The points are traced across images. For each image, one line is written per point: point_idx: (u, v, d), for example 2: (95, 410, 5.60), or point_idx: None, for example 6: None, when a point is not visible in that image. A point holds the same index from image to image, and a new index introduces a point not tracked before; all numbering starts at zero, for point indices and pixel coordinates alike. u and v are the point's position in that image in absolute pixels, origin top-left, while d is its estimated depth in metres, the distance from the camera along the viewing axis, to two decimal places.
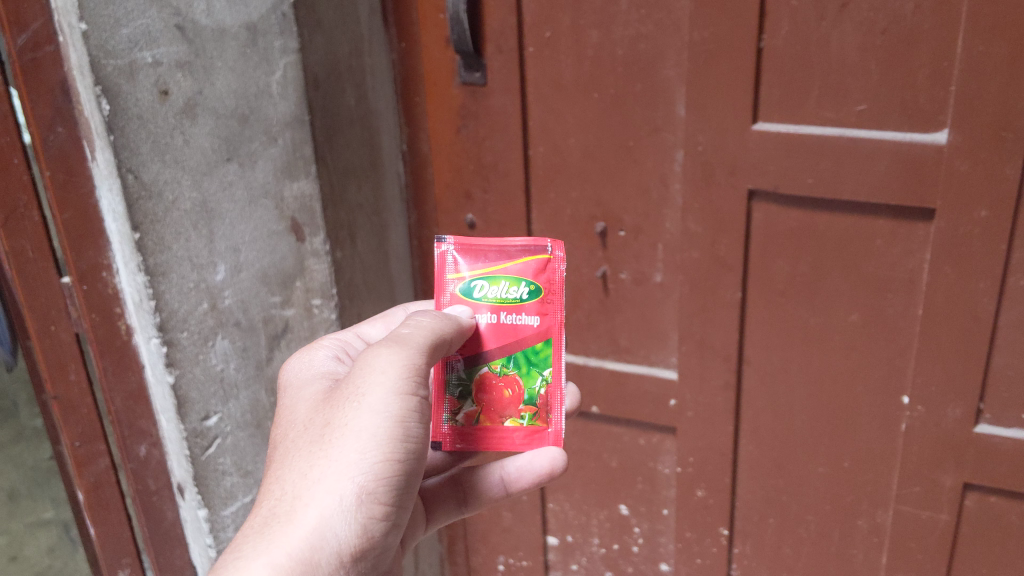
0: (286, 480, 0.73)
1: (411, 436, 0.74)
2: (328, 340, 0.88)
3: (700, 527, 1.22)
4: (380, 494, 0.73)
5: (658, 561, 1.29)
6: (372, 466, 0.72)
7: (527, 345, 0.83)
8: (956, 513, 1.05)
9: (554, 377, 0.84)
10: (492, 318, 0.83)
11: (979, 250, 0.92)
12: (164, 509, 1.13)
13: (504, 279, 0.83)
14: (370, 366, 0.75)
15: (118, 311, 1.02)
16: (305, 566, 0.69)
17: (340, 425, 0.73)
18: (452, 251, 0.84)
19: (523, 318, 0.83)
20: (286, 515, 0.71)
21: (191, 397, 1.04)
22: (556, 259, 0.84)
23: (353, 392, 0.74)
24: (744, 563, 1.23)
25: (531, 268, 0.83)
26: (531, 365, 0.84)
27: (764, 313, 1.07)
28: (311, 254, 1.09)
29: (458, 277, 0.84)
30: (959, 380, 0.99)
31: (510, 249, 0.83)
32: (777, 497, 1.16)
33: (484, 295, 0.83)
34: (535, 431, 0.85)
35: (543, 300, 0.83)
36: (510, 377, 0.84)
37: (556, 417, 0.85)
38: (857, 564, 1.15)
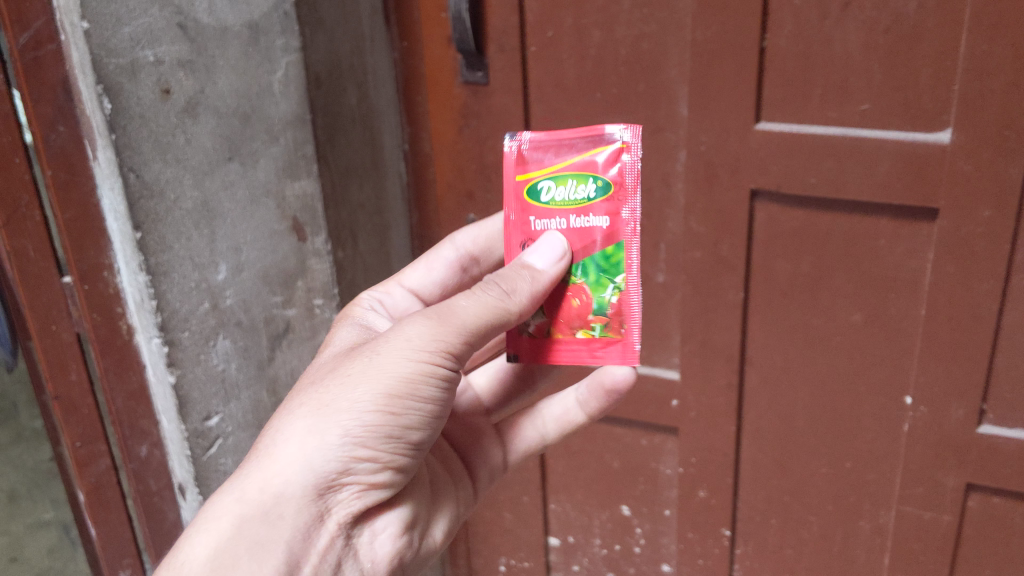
0: (275, 417, 0.71)
1: (414, 397, 0.69)
2: (364, 297, 0.86)
3: (702, 528, 1.22)
4: (370, 447, 0.69)
5: (659, 562, 1.29)
6: (364, 415, 0.68)
7: (597, 249, 0.76)
8: (958, 513, 1.05)
9: (627, 284, 0.77)
10: (564, 224, 0.77)
11: (981, 250, 0.92)
12: (164, 509, 1.13)
13: (571, 178, 0.77)
14: (400, 328, 0.71)
15: (119, 310, 1.01)
16: (274, 502, 0.67)
17: (345, 372, 0.70)
18: (524, 148, 0.79)
19: (592, 219, 0.76)
20: (265, 450, 0.69)
21: (192, 398, 1.03)
22: (628, 150, 0.76)
23: (371, 347, 0.71)
24: (746, 564, 1.22)
25: (603, 161, 0.76)
26: (602, 272, 0.77)
27: (766, 313, 1.07)
28: (313, 253, 1.09)
29: (524, 177, 0.78)
30: (962, 381, 0.99)
31: (573, 142, 0.77)
32: (779, 498, 1.16)
33: (551, 197, 0.77)
34: (609, 343, 0.78)
35: (613, 197, 0.76)
36: (577, 284, 0.77)
37: (630, 327, 0.78)
38: (859, 565, 1.15)
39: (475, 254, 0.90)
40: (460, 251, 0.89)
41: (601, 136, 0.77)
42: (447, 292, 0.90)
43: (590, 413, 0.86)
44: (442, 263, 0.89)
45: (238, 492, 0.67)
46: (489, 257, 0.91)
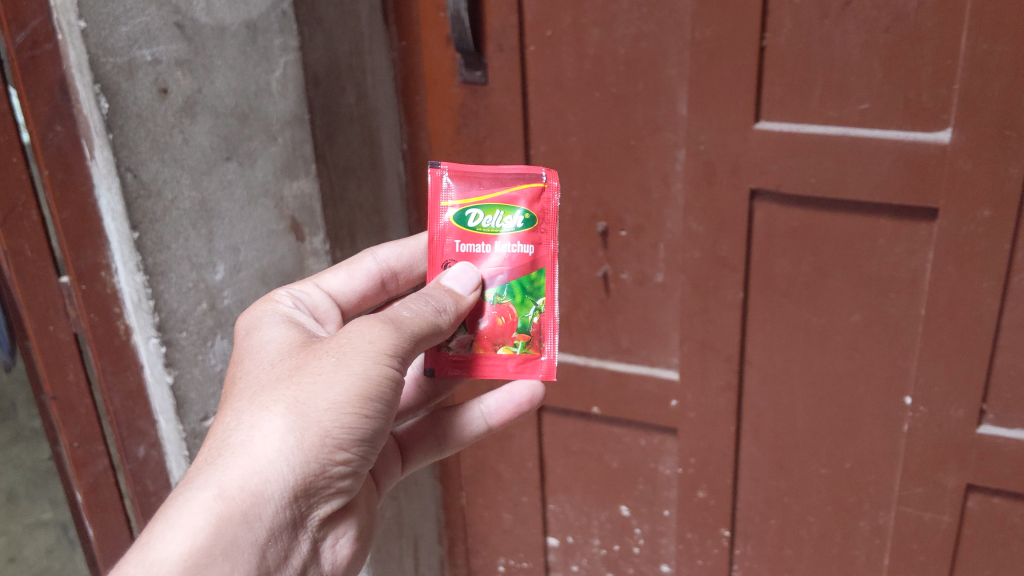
0: (244, 412, 0.72)
1: (379, 399, 0.74)
2: (284, 292, 0.86)
3: (701, 528, 1.22)
4: (340, 446, 0.73)
5: (658, 562, 1.29)
6: (338, 416, 0.72)
7: (520, 274, 0.85)
8: (958, 514, 1.05)
9: (547, 306, 0.87)
10: (488, 250, 0.86)
11: (981, 249, 0.92)
12: None
13: (499, 209, 0.86)
14: (358, 332, 0.75)
15: (116, 310, 1.01)
16: (254, 499, 0.69)
17: (314, 371, 0.73)
18: (446, 176, 0.86)
19: (517, 247, 0.85)
20: (241, 446, 0.70)
21: (190, 397, 1.03)
22: (551, 188, 0.86)
23: (335, 347, 0.75)
24: (746, 565, 1.22)
25: (526, 195, 0.86)
26: (525, 294, 0.86)
27: (766, 313, 1.06)
28: (311, 253, 1.08)
29: (450, 204, 0.86)
30: (961, 381, 0.98)
31: (504, 176, 0.86)
32: (779, 498, 1.15)
33: (478, 223, 0.86)
34: (528, 359, 0.87)
35: (536, 229, 0.86)
36: (503, 305, 0.86)
37: (549, 346, 0.87)
38: (859, 566, 1.14)
39: (395, 269, 0.93)
40: (381, 264, 0.92)
41: (527, 174, 0.85)
42: (363, 301, 0.91)
43: (491, 422, 0.92)
44: (363, 273, 0.91)
45: (218, 488, 0.69)
46: (407, 273, 0.94)
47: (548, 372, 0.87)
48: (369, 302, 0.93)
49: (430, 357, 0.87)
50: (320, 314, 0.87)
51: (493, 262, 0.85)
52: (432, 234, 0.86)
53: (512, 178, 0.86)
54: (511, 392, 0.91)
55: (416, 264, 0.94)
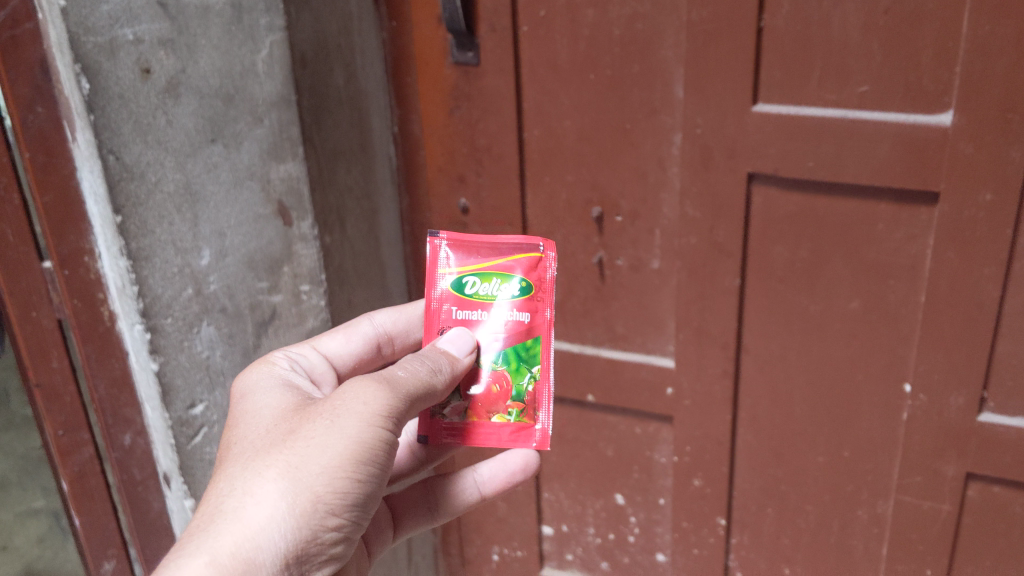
0: (237, 477, 0.71)
1: (373, 463, 0.73)
2: (281, 354, 0.85)
3: (697, 517, 1.20)
4: (332, 511, 0.71)
5: (654, 551, 1.27)
6: (330, 481, 0.71)
7: (516, 342, 0.86)
8: (958, 503, 1.03)
9: (542, 374, 0.87)
10: (484, 316, 0.86)
11: (982, 235, 0.90)
12: (149, 500, 1.10)
13: (496, 276, 0.86)
14: (352, 394, 0.74)
15: (100, 296, 0.99)
16: (246, 567, 0.68)
17: (307, 435, 0.72)
18: (445, 245, 0.87)
19: (514, 314, 0.86)
20: (233, 512, 0.69)
21: (176, 384, 1.01)
22: (548, 259, 0.87)
23: (328, 409, 0.74)
24: (742, 554, 1.20)
25: (523, 264, 0.86)
26: (521, 361, 0.86)
27: (764, 299, 1.04)
28: (299, 238, 1.05)
29: (449, 271, 0.87)
30: (962, 367, 0.97)
31: (502, 246, 0.87)
32: (776, 487, 1.14)
33: (475, 290, 0.86)
34: (522, 428, 0.87)
35: (532, 297, 0.86)
36: (498, 372, 0.86)
37: (543, 415, 0.87)
38: (856, 556, 1.13)
39: (391, 334, 0.93)
40: (378, 329, 0.92)
41: (524, 244, 0.86)
42: (359, 365, 0.91)
43: (484, 492, 0.91)
44: (360, 336, 0.90)
45: (209, 554, 0.67)
46: (403, 339, 0.93)
47: (542, 442, 0.87)
48: (365, 368, 0.92)
49: (424, 425, 0.86)
50: (316, 376, 0.86)
51: (489, 330, 0.86)
52: (429, 301, 0.87)
53: (511, 250, 0.86)
54: (505, 461, 0.91)
55: (413, 330, 0.94)
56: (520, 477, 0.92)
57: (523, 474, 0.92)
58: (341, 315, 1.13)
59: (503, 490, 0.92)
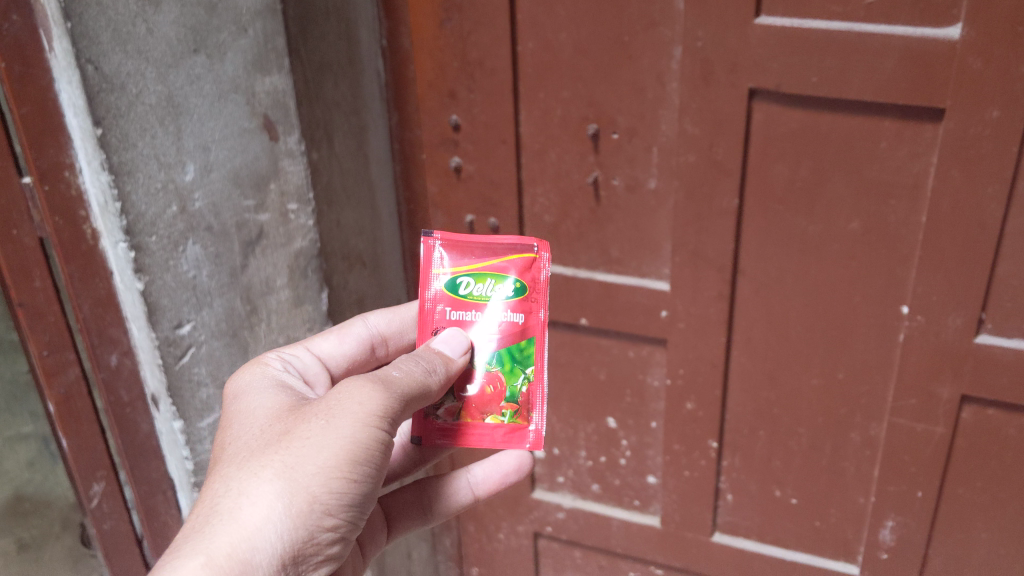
0: (232, 478, 0.72)
1: (368, 463, 0.74)
2: (274, 355, 0.87)
3: (689, 439, 1.20)
4: (327, 512, 0.73)
5: (645, 473, 1.27)
6: (326, 481, 0.72)
7: (510, 343, 0.86)
8: (952, 425, 1.03)
9: (536, 375, 0.88)
10: (478, 317, 0.87)
11: (988, 153, 0.88)
12: (137, 421, 1.08)
13: (490, 276, 0.87)
14: (348, 393, 0.75)
15: (82, 213, 0.96)
16: (242, 568, 0.69)
17: (302, 436, 0.73)
18: (439, 245, 0.88)
19: (508, 315, 0.86)
20: (229, 513, 0.70)
21: (162, 304, 0.98)
22: (542, 259, 0.87)
23: (324, 409, 0.75)
24: (733, 476, 1.20)
25: (517, 265, 0.86)
26: (515, 363, 0.87)
27: (761, 219, 1.02)
28: (286, 154, 1.02)
29: (443, 271, 0.87)
30: (961, 288, 0.95)
31: (496, 246, 0.87)
32: (769, 410, 1.13)
33: (469, 291, 0.87)
34: (515, 429, 0.88)
35: (527, 298, 0.86)
36: (493, 373, 0.87)
37: (536, 416, 0.88)
38: (847, 478, 1.13)
39: (385, 336, 0.95)
40: (372, 330, 0.94)
41: (519, 245, 0.86)
42: (353, 366, 0.93)
43: (478, 493, 0.96)
44: (353, 338, 0.93)
45: (205, 555, 0.69)
46: (397, 341, 0.96)
47: (536, 442, 0.88)
48: (358, 370, 0.94)
49: (418, 425, 0.88)
50: (309, 377, 0.88)
51: (483, 331, 0.87)
52: (422, 301, 0.87)
53: (506, 253, 0.86)
54: (499, 462, 0.96)
55: (406, 332, 0.96)
56: (513, 478, 0.97)
57: (516, 475, 0.97)
58: (329, 236, 1.11)
59: (495, 491, 0.97)
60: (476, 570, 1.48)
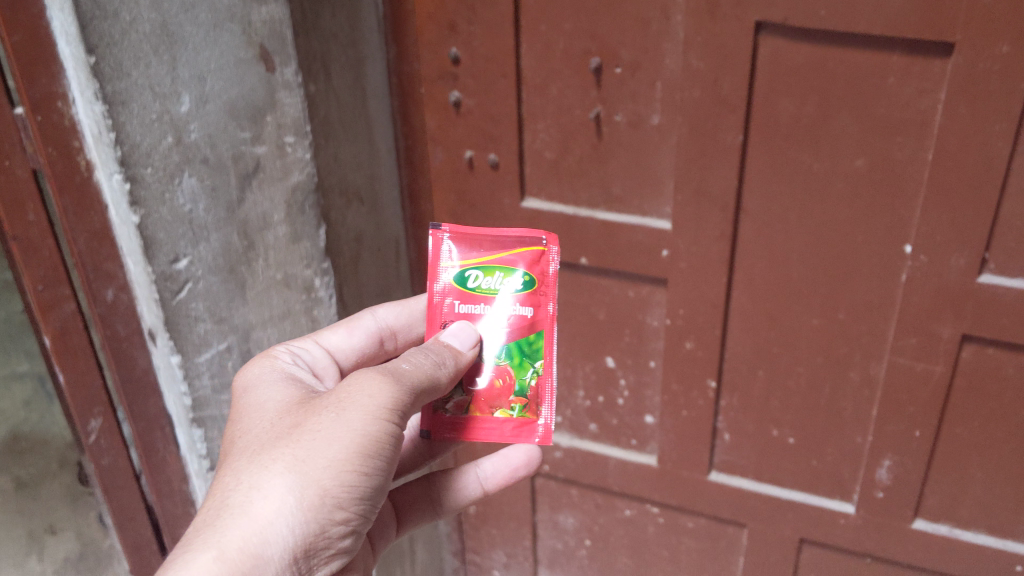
0: (244, 471, 0.73)
1: (379, 456, 0.75)
2: (283, 348, 0.88)
3: (687, 379, 1.20)
4: (339, 505, 0.74)
5: (642, 413, 1.27)
6: (337, 474, 0.73)
7: (519, 337, 0.89)
8: (951, 364, 1.03)
9: (545, 369, 0.90)
10: (487, 310, 0.89)
11: (998, 88, 0.87)
12: (134, 356, 1.08)
13: (498, 269, 0.89)
14: (357, 387, 0.77)
15: (76, 145, 0.94)
16: (254, 561, 0.70)
17: (313, 429, 0.75)
18: (448, 238, 0.90)
19: (517, 308, 0.89)
20: (241, 506, 0.71)
21: (158, 238, 0.97)
22: (550, 253, 0.89)
23: (334, 403, 0.76)
24: (730, 416, 1.21)
25: (526, 258, 0.89)
26: (524, 356, 0.89)
27: (765, 157, 1.01)
28: (283, 86, 0.98)
29: (452, 264, 0.90)
30: (966, 226, 0.95)
31: (505, 239, 0.89)
32: (769, 350, 1.13)
33: (478, 284, 0.89)
34: (524, 422, 0.91)
35: (535, 291, 0.89)
36: (502, 367, 0.89)
37: (545, 410, 0.91)
38: (846, 417, 1.13)
39: (394, 329, 0.96)
40: (381, 324, 0.95)
41: (527, 238, 0.89)
42: (363, 359, 0.94)
43: (486, 487, 0.97)
44: (363, 330, 0.94)
45: (217, 549, 0.70)
46: (406, 334, 0.97)
47: (544, 437, 0.91)
48: (367, 363, 0.95)
49: (427, 419, 0.91)
50: (318, 370, 0.89)
51: (492, 323, 0.89)
52: (431, 294, 0.90)
53: (515, 248, 0.89)
54: (508, 458, 0.96)
55: (415, 325, 0.97)
56: (522, 472, 0.97)
57: (525, 470, 0.97)
58: (327, 170, 1.07)
59: (505, 485, 0.97)
60: (474, 508, 1.49)
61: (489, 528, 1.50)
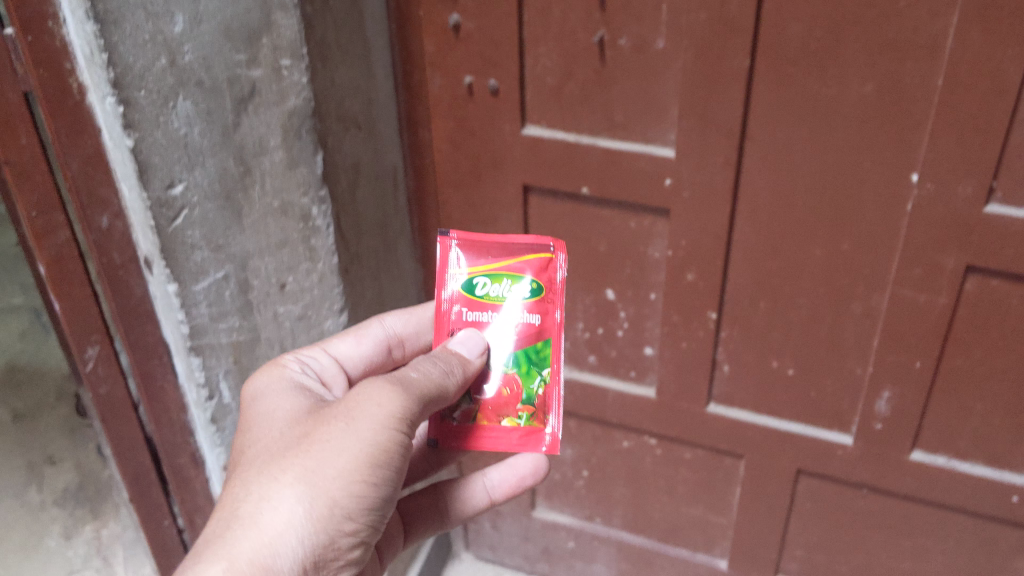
0: (255, 482, 0.75)
1: (387, 466, 0.77)
2: (293, 358, 0.91)
3: (687, 311, 1.19)
4: (348, 515, 0.76)
5: (642, 345, 1.26)
6: (345, 484, 0.75)
7: (526, 345, 0.90)
8: (955, 295, 1.02)
9: (551, 377, 0.91)
10: (495, 317, 0.90)
11: (1013, 9, 0.84)
12: (130, 284, 1.06)
13: (506, 277, 0.90)
14: (366, 396, 0.79)
15: (68, 67, 0.92)
16: (265, 571, 0.72)
17: (322, 439, 0.76)
18: (456, 245, 0.91)
19: (525, 316, 0.90)
20: (251, 517, 0.73)
21: (153, 163, 0.95)
22: (557, 261, 0.90)
23: (342, 412, 0.78)
24: (730, 348, 1.20)
25: (533, 266, 0.90)
26: (531, 364, 0.90)
27: (772, 83, 0.98)
28: (278, 6, 0.94)
29: (460, 272, 0.91)
30: (975, 154, 0.93)
31: (513, 247, 0.90)
32: (771, 281, 1.12)
33: (486, 291, 0.90)
34: (531, 431, 0.91)
35: (543, 299, 0.90)
36: (509, 376, 0.90)
37: (552, 420, 0.92)
38: (847, 349, 1.12)
39: (401, 338, 0.99)
40: (389, 332, 0.98)
41: (535, 246, 0.90)
42: (369, 367, 0.97)
43: (494, 497, 1.00)
44: (371, 339, 0.96)
45: (228, 558, 0.71)
46: (412, 342, 1.00)
47: (551, 446, 0.92)
48: (376, 371, 0.97)
49: (434, 427, 0.92)
50: (327, 378, 0.91)
51: (500, 331, 0.90)
52: (440, 302, 0.91)
53: (524, 256, 0.90)
54: (514, 467, 1.00)
55: (421, 334, 1.00)
56: (528, 482, 1.01)
57: (532, 478, 1.01)
58: (324, 94, 1.03)
59: (511, 496, 1.01)
60: None
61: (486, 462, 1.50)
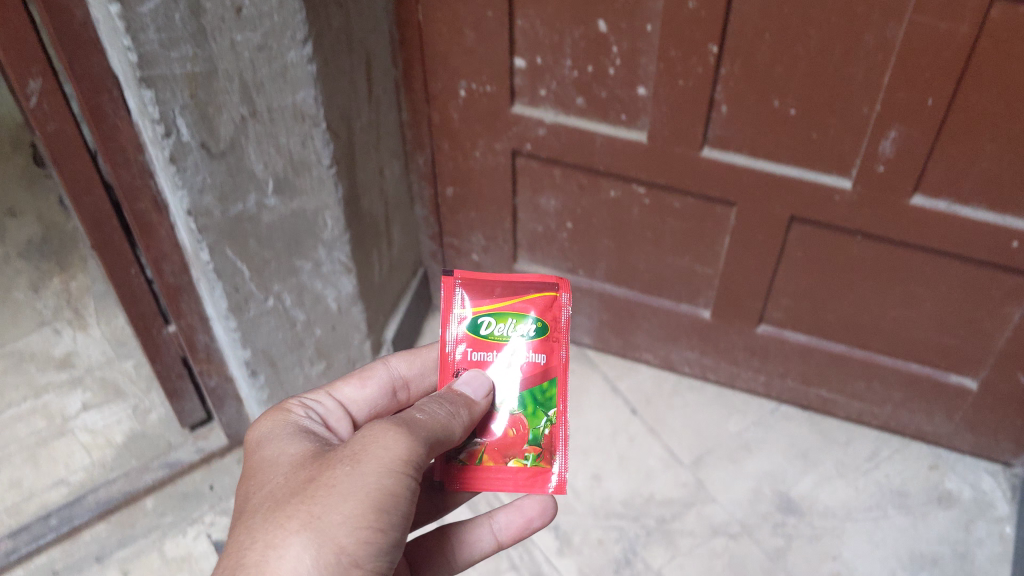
0: (259, 531, 0.68)
1: (395, 511, 0.71)
2: (295, 401, 0.85)
3: (687, 45, 1.09)
4: (357, 562, 0.69)
5: (634, 85, 1.17)
6: (353, 531, 0.68)
7: (532, 385, 0.88)
8: (977, 25, 0.93)
9: (558, 417, 0.88)
10: (499, 357, 0.88)
11: None
12: (68, 7, 0.92)
13: (511, 316, 0.88)
14: (372, 438, 0.73)
15: None
16: None
17: (329, 483, 0.70)
18: (460, 285, 0.88)
19: (529, 354, 0.88)
20: (256, 567, 0.66)
21: None
22: (562, 300, 0.89)
23: (348, 454, 0.72)
24: (730, 87, 1.12)
25: (539, 305, 0.88)
26: (537, 406, 0.88)
27: None
28: None
29: (465, 312, 0.88)
30: None
31: (519, 287, 0.88)
32: (779, 9, 1.01)
33: (491, 331, 0.88)
34: (538, 472, 0.88)
35: (547, 338, 0.88)
36: (516, 417, 0.87)
37: (559, 462, 0.88)
38: (855, 87, 1.05)
39: (407, 379, 0.93)
40: (393, 374, 0.92)
41: (540, 285, 0.88)
42: (375, 413, 0.91)
43: (501, 539, 0.93)
44: (375, 382, 0.91)
45: None
46: (419, 384, 0.94)
47: (558, 488, 0.88)
48: (381, 413, 0.92)
49: (439, 469, 0.87)
50: (332, 422, 0.86)
51: (507, 372, 0.87)
52: (444, 342, 0.88)
53: (529, 299, 0.88)
54: (522, 509, 0.93)
55: (428, 375, 0.95)
56: (536, 525, 0.94)
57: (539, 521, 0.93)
58: None
59: (518, 537, 0.94)
60: (451, 190, 1.44)
61: (470, 209, 1.46)
